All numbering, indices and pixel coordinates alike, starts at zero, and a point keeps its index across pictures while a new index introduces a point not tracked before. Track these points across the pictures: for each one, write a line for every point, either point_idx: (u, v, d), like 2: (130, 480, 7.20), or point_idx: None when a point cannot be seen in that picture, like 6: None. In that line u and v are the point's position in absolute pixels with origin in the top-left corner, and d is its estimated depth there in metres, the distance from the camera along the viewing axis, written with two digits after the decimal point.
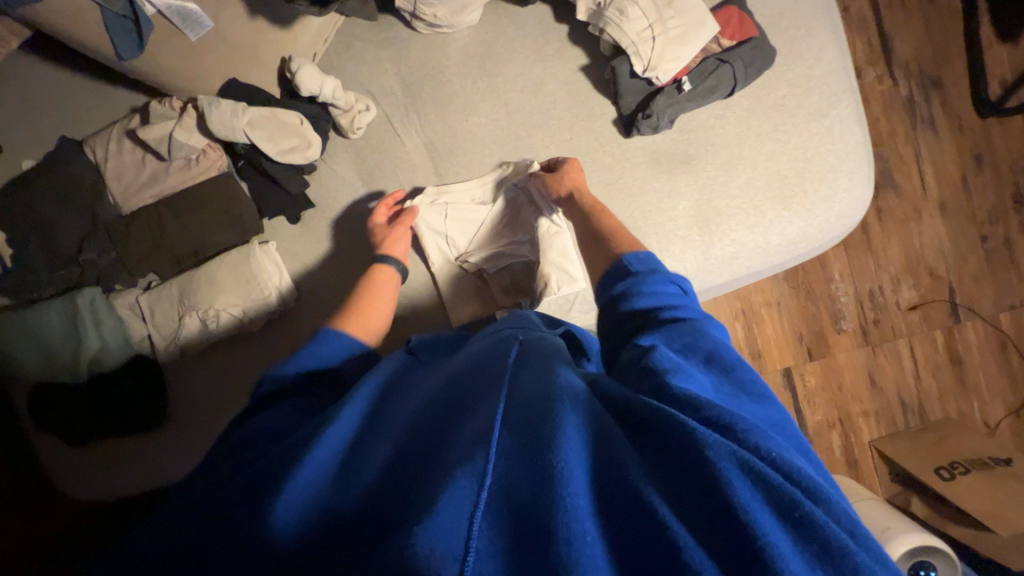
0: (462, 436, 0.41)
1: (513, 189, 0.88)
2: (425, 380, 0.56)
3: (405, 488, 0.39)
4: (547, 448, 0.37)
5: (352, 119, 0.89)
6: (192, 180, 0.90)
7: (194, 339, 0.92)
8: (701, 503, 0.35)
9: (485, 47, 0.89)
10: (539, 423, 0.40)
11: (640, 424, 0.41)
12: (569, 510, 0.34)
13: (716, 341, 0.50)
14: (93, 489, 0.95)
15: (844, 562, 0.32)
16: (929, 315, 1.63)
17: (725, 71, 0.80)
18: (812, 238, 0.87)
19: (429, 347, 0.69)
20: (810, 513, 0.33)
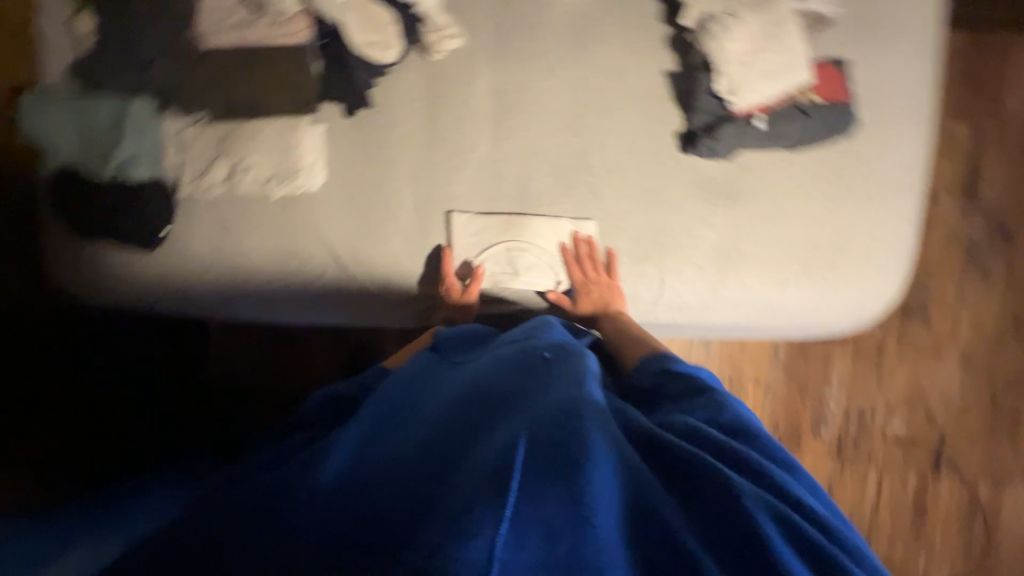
0: (491, 444, 0.46)
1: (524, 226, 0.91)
2: (456, 379, 0.64)
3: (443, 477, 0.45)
4: (570, 455, 0.42)
5: (438, 41, 0.92)
6: (274, 40, 0.93)
7: (218, 185, 0.95)
8: (728, 543, 0.41)
9: (585, 20, 0.90)
10: (559, 432, 0.45)
11: (675, 470, 0.47)
12: (599, 536, 0.39)
13: (738, 410, 0.57)
14: (78, 288, 0.98)
15: None
16: (908, 455, 1.59)
17: (801, 123, 0.81)
18: (822, 314, 0.85)
19: (452, 341, 0.78)
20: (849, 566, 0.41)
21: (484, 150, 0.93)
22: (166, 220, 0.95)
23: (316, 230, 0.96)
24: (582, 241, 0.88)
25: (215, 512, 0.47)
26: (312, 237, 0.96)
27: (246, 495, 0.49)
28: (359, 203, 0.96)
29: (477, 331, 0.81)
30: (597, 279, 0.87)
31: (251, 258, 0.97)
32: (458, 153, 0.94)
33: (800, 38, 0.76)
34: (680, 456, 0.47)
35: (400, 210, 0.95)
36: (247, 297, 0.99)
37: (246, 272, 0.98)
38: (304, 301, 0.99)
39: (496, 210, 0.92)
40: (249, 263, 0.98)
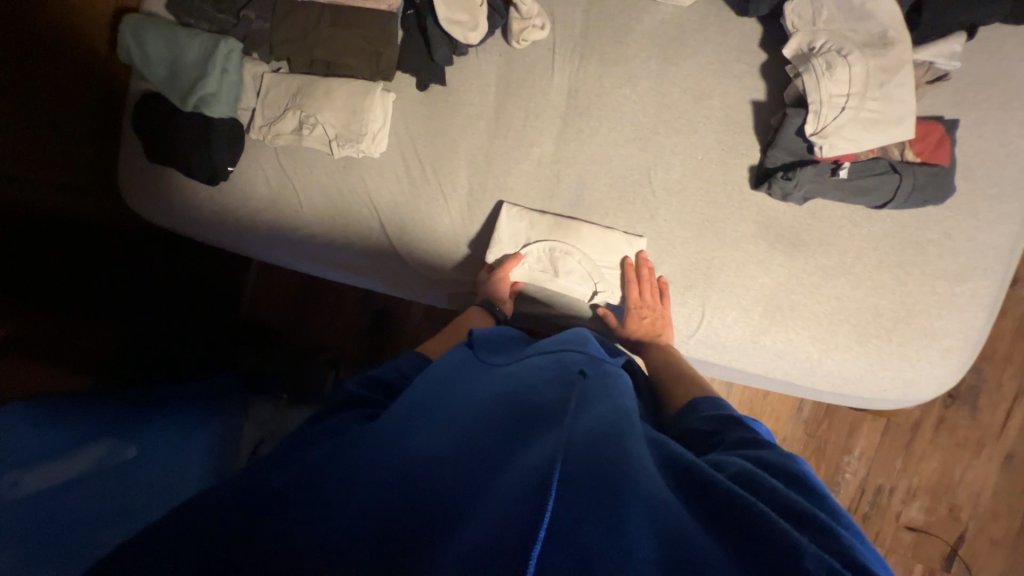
0: (519, 463, 0.41)
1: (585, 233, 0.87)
2: (486, 381, 0.59)
3: (463, 497, 0.38)
4: (615, 510, 0.35)
5: (522, 29, 0.88)
6: (362, 4, 0.94)
7: (286, 137, 0.98)
8: None
9: (679, 33, 0.86)
10: (602, 480, 0.38)
11: (723, 519, 0.38)
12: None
13: (800, 466, 0.50)
14: (144, 207, 1.05)
15: None
16: (921, 545, 1.50)
17: (891, 180, 0.74)
18: (866, 385, 0.80)
19: (488, 343, 0.71)
20: None
21: (547, 147, 0.91)
22: (231, 161, 0.99)
23: (370, 197, 0.99)
24: (642, 262, 0.84)
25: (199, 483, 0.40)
26: (366, 203, 0.99)
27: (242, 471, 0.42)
28: (415, 177, 0.98)
29: (507, 334, 0.77)
30: (650, 305, 0.83)
31: (303, 211, 1.01)
32: (521, 145, 0.92)
33: (913, 90, 0.69)
34: (730, 499, 0.39)
35: (453, 193, 0.96)
36: (292, 249, 1.02)
37: (296, 225, 1.02)
38: (345, 262, 1.02)
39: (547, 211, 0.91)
40: (300, 214, 1.01)
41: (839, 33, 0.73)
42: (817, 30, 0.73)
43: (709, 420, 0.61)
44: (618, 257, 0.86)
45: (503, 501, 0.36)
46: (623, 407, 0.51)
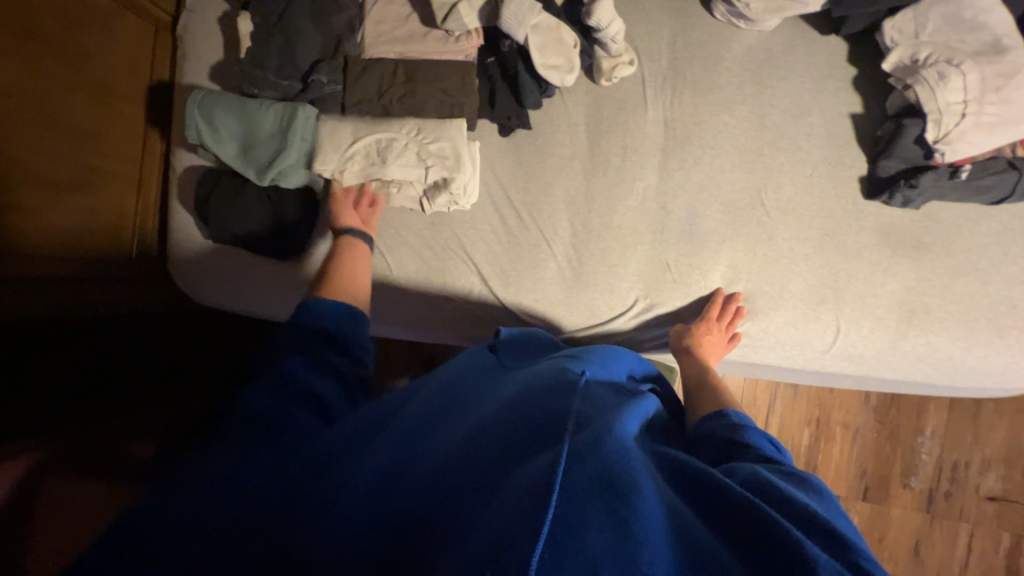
0: (532, 457, 0.42)
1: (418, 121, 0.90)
2: (501, 383, 0.60)
3: (473, 500, 0.40)
4: (624, 516, 0.36)
5: (612, 67, 0.88)
6: (443, 55, 0.91)
7: (369, 199, 0.93)
8: None
9: (767, 56, 0.87)
10: (610, 480, 0.38)
11: (730, 521, 0.40)
12: None
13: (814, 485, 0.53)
14: (206, 290, 0.99)
15: None
16: (1002, 514, 1.55)
17: (1009, 177, 0.77)
18: (1006, 377, 0.83)
19: (512, 346, 0.75)
20: None
21: (650, 181, 0.90)
22: (308, 230, 0.95)
23: (467, 250, 0.94)
24: (734, 300, 0.86)
25: (244, 487, 0.44)
26: (461, 258, 0.94)
27: (284, 475, 0.46)
28: (510, 225, 0.94)
29: (534, 342, 0.79)
30: (716, 326, 0.85)
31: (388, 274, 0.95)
32: (621, 182, 0.91)
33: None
34: (737, 503, 0.41)
35: (555, 236, 0.93)
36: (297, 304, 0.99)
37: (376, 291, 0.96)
38: (438, 322, 0.97)
39: (660, 246, 0.89)
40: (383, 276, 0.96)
41: (942, 45, 0.76)
42: (918, 46, 0.76)
43: (731, 435, 0.62)
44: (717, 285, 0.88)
45: (509, 502, 0.37)
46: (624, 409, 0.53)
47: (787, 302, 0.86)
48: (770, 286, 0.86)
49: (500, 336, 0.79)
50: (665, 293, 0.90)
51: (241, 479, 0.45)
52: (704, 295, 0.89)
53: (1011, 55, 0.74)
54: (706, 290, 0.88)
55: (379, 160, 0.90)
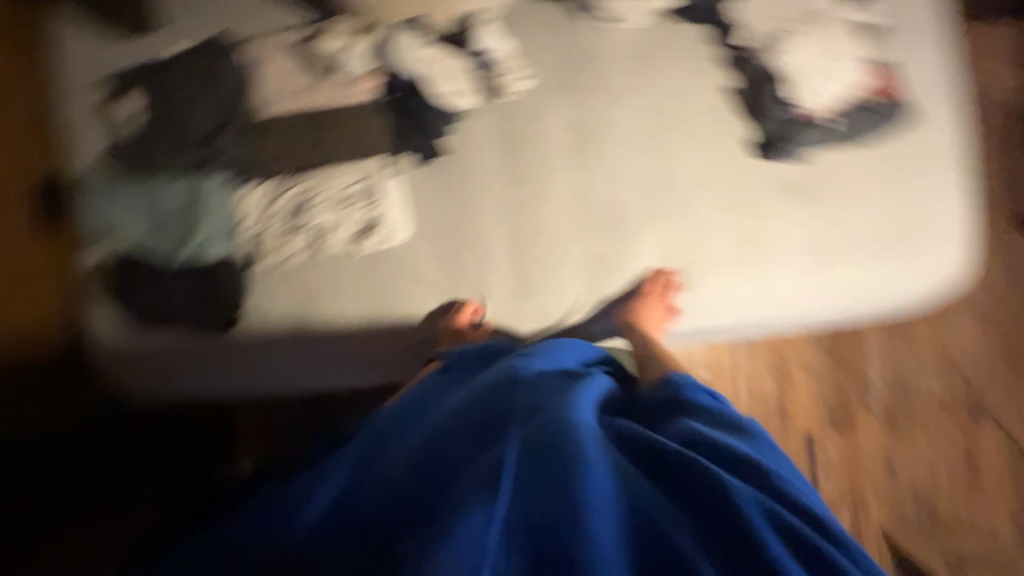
0: (487, 452, 0.62)
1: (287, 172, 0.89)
2: (458, 411, 0.71)
3: (449, 478, 0.61)
4: (577, 494, 0.54)
5: (507, 83, 0.93)
6: (345, 99, 0.91)
7: (300, 254, 0.90)
8: (720, 522, 0.55)
9: (645, 49, 0.95)
10: (568, 468, 0.56)
11: (660, 463, 0.61)
12: (588, 517, 0.52)
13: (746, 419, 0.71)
14: (140, 386, 0.90)
15: (834, 567, 0.54)
16: None
17: (864, 117, 0.91)
18: (909, 289, 0.94)
19: (460, 362, 0.85)
20: (799, 530, 0.56)
21: (569, 181, 0.94)
22: (239, 295, 0.90)
23: (409, 279, 0.93)
24: (666, 275, 0.92)
25: (349, 530, 0.62)
26: (405, 294, 0.93)
27: (370, 498, 0.64)
28: (446, 248, 0.94)
29: (481, 352, 0.87)
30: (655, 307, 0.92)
31: (337, 322, 0.92)
32: (541, 188, 0.94)
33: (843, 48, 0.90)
34: (676, 455, 0.61)
35: (491, 252, 0.94)
36: (247, 377, 0.92)
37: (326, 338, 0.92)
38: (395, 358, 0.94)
39: (593, 239, 0.94)
40: (332, 325, 0.92)
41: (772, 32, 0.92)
42: (754, 28, 0.92)
43: (676, 393, 0.76)
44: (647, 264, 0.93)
45: (480, 490, 0.56)
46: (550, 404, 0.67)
47: (715, 266, 0.92)
48: (698, 254, 0.92)
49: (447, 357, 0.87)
50: (606, 280, 0.94)
51: (343, 501, 0.65)
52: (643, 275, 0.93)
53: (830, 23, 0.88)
54: (642, 271, 0.93)
55: (274, 219, 0.89)
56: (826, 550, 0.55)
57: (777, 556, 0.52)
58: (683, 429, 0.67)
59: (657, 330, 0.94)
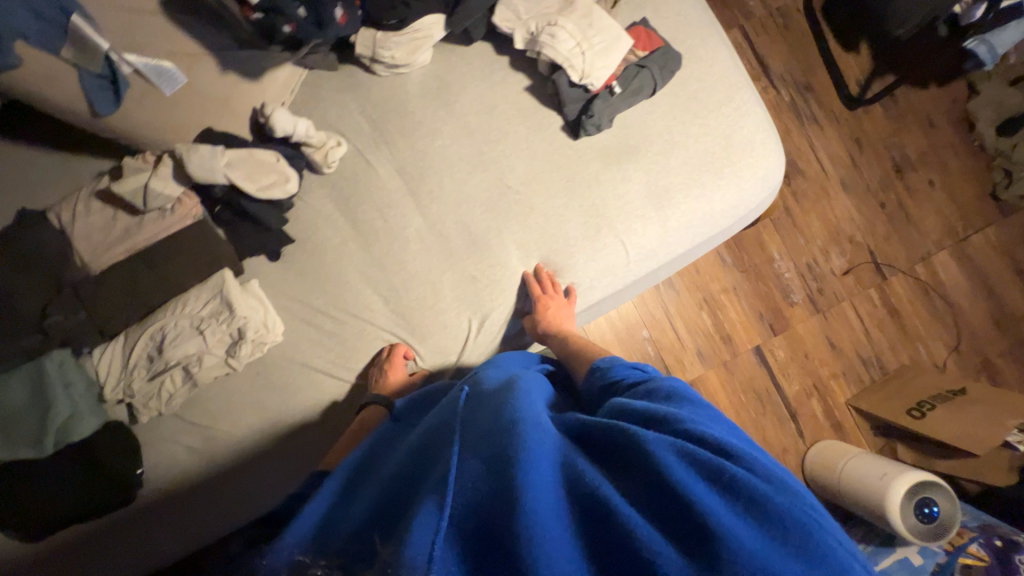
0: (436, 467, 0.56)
1: (132, 325, 0.87)
2: (406, 448, 0.66)
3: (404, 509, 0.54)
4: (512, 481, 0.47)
5: (325, 154, 0.95)
6: (171, 230, 0.91)
7: (178, 392, 0.87)
8: (650, 483, 0.47)
9: (440, 82, 1.00)
10: (503, 456, 0.50)
11: (597, 442, 0.56)
12: (530, 513, 0.44)
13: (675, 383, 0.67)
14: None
15: (755, 510, 0.45)
16: (860, 277, 1.86)
17: (645, 75, 0.97)
18: (748, 200, 1.01)
19: (409, 410, 0.81)
20: (733, 475, 0.46)
21: (418, 222, 0.97)
22: (135, 463, 0.86)
23: (307, 371, 0.94)
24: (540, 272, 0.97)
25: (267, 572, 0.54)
26: (308, 382, 0.94)
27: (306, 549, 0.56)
28: (331, 328, 0.95)
29: (430, 392, 0.84)
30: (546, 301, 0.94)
31: (251, 442, 0.92)
32: (396, 237, 0.97)
33: (609, 17, 0.92)
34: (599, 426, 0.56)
35: (374, 312, 0.96)
36: (184, 527, 0.90)
37: (240, 468, 0.91)
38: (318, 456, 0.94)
39: (461, 266, 0.97)
40: (246, 447, 0.91)
41: (538, 14, 0.93)
42: (526, 24, 0.93)
43: (606, 378, 0.74)
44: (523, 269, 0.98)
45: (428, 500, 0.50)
46: (498, 401, 0.62)
47: (578, 246, 0.98)
48: (554, 243, 0.98)
49: (396, 406, 0.84)
50: (489, 298, 0.97)
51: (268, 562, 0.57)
52: (519, 280, 0.98)
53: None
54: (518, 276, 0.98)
55: (133, 374, 0.85)
56: (767, 494, 0.45)
57: (709, 508, 0.44)
58: (614, 407, 0.63)
59: (568, 322, 0.94)
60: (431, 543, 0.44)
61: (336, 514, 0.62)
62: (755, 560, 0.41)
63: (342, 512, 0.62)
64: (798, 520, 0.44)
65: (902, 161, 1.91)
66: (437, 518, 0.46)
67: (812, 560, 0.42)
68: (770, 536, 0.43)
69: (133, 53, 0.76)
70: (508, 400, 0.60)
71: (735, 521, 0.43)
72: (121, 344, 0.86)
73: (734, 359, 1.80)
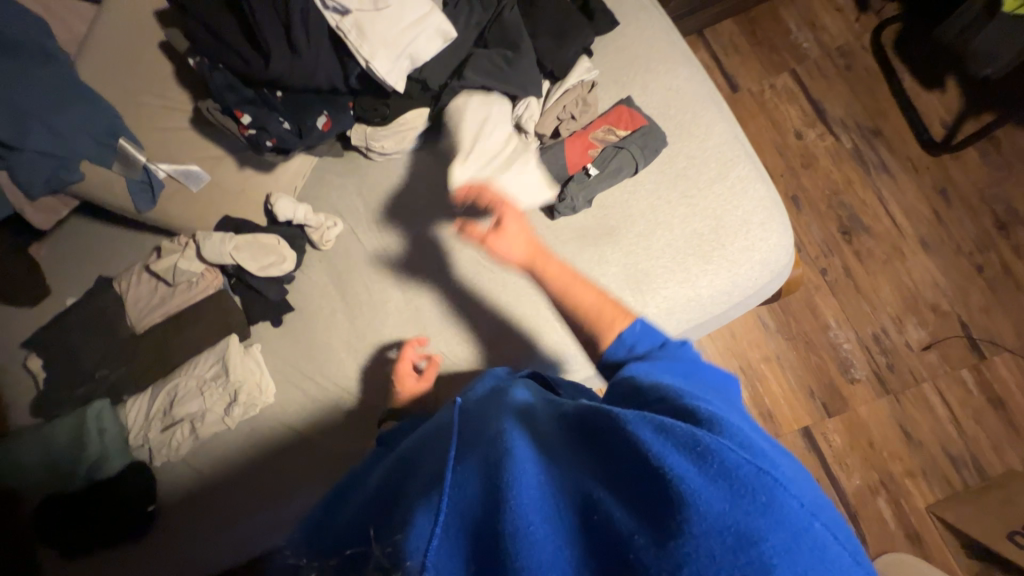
0: (423, 475, 0.54)
1: (158, 382, 1.04)
2: (400, 454, 0.65)
3: (389, 513, 0.53)
4: (499, 480, 0.45)
5: (321, 235, 1.05)
6: (195, 298, 1.06)
7: (182, 444, 1.00)
8: (628, 465, 0.45)
9: (429, 164, 1.06)
10: (491, 460, 0.47)
11: (582, 427, 0.53)
12: (514, 510, 0.42)
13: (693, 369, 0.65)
14: None
15: (735, 475, 0.41)
16: (947, 354, 1.54)
17: (624, 155, 0.93)
18: (743, 286, 0.91)
19: (397, 429, 0.82)
20: (709, 445, 0.43)
21: (398, 297, 1.03)
22: (149, 498, 1.00)
23: (289, 432, 1.02)
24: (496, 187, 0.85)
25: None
26: (291, 441, 1.02)
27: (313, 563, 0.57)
28: (314, 393, 1.03)
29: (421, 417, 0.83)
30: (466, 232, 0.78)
31: (268, 481, 1.01)
32: (377, 310, 1.04)
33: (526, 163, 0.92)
34: (586, 412, 0.53)
35: (352, 381, 1.02)
36: (208, 554, 1.00)
37: (225, 516, 1.01)
38: (287, 515, 1.00)
39: (432, 341, 1.00)
40: (264, 484, 1.01)
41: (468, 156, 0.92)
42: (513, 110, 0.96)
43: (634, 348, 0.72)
44: (504, 297, 0.98)
45: (417, 509, 0.48)
46: (492, 408, 0.61)
47: (550, 325, 0.95)
48: (526, 323, 0.97)
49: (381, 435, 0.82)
50: (455, 376, 0.98)
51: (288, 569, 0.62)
52: (486, 360, 0.97)
53: (546, 94, 0.98)
54: (490, 340, 0.98)
55: (154, 422, 1.02)
56: (738, 462, 0.42)
57: (682, 480, 0.41)
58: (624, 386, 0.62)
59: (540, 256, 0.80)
60: (426, 548, 0.43)
61: (333, 526, 0.62)
62: (724, 522, 0.38)
63: (340, 522, 0.62)
64: (766, 482, 0.41)
65: (1007, 216, 1.59)
66: (433, 516, 0.45)
67: (784, 523, 0.39)
68: (739, 499, 0.40)
69: (166, 162, 0.93)
70: (496, 413, 0.58)
71: (706, 487, 0.40)
72: (149, 396, 1.04)
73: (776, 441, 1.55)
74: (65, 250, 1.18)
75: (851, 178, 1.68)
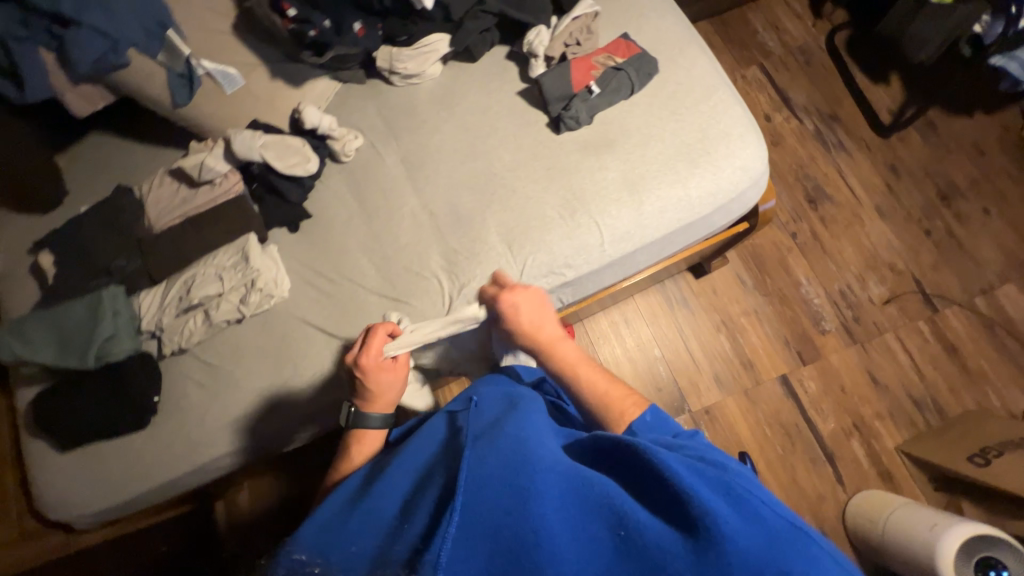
0: (442, 473, 0.54)
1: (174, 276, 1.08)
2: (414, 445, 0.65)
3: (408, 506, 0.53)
4: (526, 488, 0.46)
5: (344, 144, 1.13)
6: (216, 200, 1.10)
7: (196, 330, 1.03)
8: (660, 494, 0.47)
9: (446, 89, 1.17)
10: (515, 474, 0.47)
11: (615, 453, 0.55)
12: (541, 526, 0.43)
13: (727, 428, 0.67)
14: (102, 490, 1.00)
15: (766, 519, 0.44)
16: (905, 307, 1.70)
17: (622, 76, 1.07)
18: (726, 187, 1.03)
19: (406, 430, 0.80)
20: (741, 491, 0.46)
21: (414, 202, 1.11)
22: (154, 388, 1.00)
23: (302, 324, 1.05)
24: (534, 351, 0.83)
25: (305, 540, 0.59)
26: (305, 332, 1.05)
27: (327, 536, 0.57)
28: (328, 289, 1.08)
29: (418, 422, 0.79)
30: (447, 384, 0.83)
31: (279, 367, 1.03)
32: (394, 214, 1.11)
33: (271, 150, 1.06)
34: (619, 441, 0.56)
35: (364, 277, 1.08)
36: (209, 432, 1.00)
37: (232, 401, 1.02)
38: (296, 406, 1.01)
39: (444, 241, 1.07)
40: (274, 372, 1.03)
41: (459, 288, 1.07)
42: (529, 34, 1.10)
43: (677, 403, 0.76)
44: (513, 199, 1.07)
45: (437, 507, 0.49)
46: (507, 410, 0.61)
47: (555, 223, 1.04)
48: (533, 220, 1.05)
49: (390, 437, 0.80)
50: (467, 269, 1.04)
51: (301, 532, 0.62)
52: (496, 255, 1.04)
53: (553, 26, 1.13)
54: (501, 239, 1.05)
55: (166, 309, 1.04)
56: (771, 514, 0.45)
57: (717, 518, 0.43)
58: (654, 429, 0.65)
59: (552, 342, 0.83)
60: (440, 546, 0.44)
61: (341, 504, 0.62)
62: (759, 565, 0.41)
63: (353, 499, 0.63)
64: (800, 534, 0.44)
65: (948, 188, 1.80)
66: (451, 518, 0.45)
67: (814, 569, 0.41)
68: (773, 541, 0.43)
69: (207, 60, 1.01)
70: (512, 415, 0.59)
71: (737, 523, 0.43)
72: (163, 286, 1.07)
73: (757, 388, 1.65)
74: (83, 162, 1.21)
75: (814, 155, 1.88)
